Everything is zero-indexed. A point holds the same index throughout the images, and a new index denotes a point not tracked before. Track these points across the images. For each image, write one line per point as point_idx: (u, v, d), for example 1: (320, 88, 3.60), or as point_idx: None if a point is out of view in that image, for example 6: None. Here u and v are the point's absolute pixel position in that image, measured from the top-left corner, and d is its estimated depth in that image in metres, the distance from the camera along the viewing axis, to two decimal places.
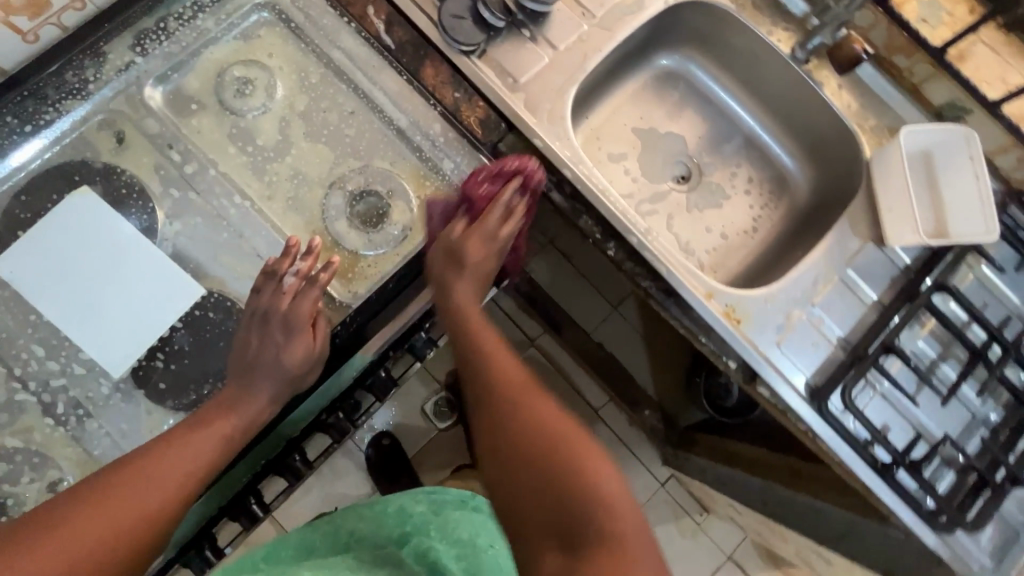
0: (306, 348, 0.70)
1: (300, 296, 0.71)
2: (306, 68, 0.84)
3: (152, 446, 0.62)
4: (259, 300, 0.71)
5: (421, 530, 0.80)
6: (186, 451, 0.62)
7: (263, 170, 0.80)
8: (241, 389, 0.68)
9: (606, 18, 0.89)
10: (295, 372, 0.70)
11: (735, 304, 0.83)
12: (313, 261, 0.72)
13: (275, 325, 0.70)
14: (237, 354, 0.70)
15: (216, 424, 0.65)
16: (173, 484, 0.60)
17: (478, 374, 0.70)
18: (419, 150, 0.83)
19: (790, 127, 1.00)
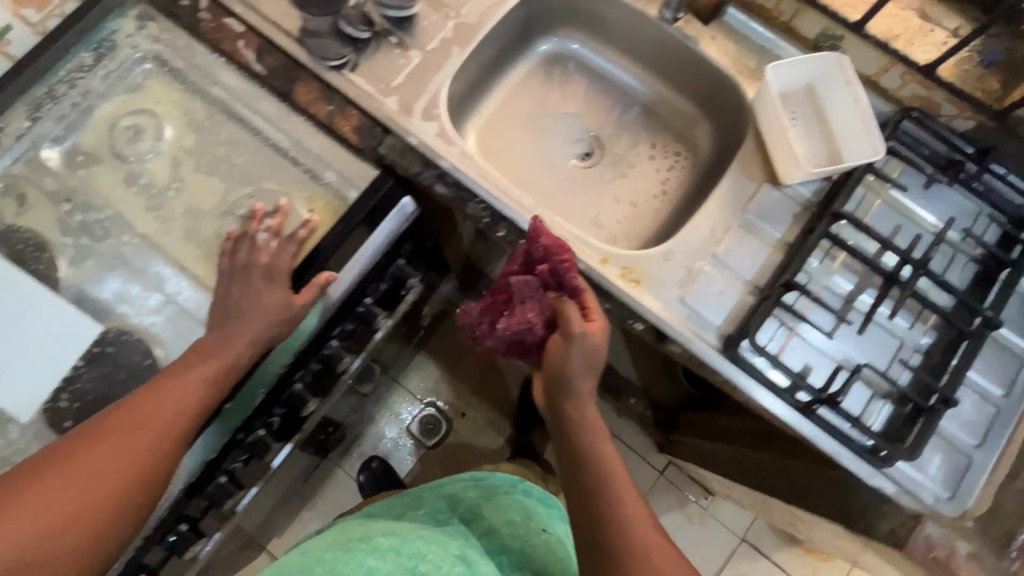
0: (279, 301, 0.74)
1: (279, 252, 0.76)
2: (190, 106, 0.88)
3: (138, 396, 0.66)
4: (235, 259, 0.76)
5: (476, 513, 0.96)
6: (167, 400, 0.66)
7: (159, 208, 0.85)
8: (214, 341, 0.71)
9: (469, 14, 0.92)
10: (274, 318, 0.73)
11: (632, 264, 0.82)
12: (281, 219, 0.79)
13: (257, 275, 0.74)
14: (220, 302, 0.74)
15: (198, 370, 0.68)
16: (173, 407, 0.66)
17: (606, 526, 0.63)
18: (303, 166, 0.85)
19: (681, 85, 1.01)
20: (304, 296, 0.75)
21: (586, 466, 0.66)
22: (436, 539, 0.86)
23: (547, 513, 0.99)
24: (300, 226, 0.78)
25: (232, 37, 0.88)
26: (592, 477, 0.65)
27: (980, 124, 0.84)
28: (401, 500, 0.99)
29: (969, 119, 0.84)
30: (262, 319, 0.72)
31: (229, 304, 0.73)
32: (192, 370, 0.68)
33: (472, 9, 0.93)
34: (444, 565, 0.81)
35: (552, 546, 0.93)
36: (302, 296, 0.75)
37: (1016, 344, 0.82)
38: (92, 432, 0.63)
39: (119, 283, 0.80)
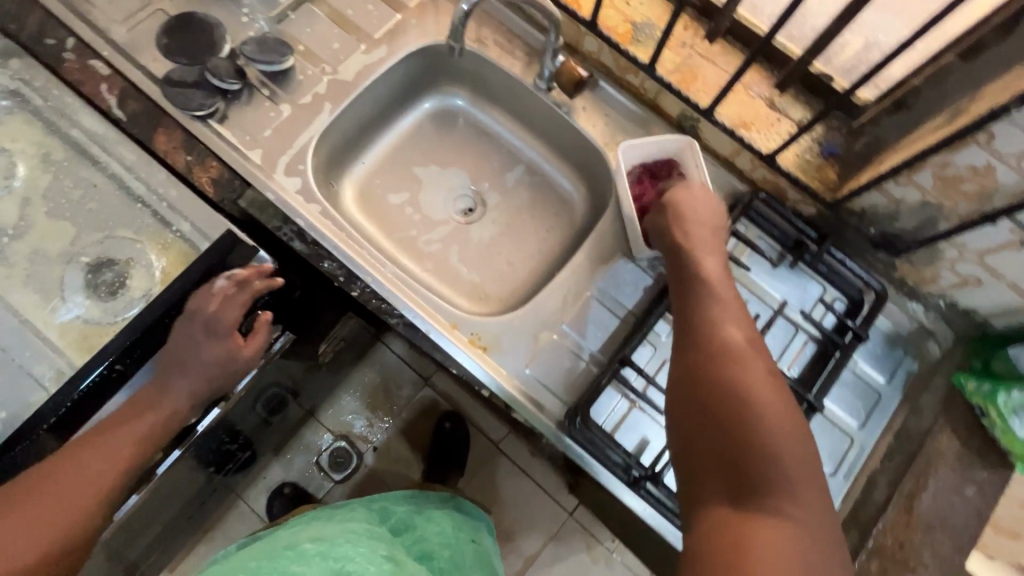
0: (223, 350, 0.72)
1: (228, 302, 0.73)
2: (48, 146, 0.86)
3: (85, 445, 0.66)
4: (192, 308, 0.72)
5: (407, 522, 0.95)
6: (105, 452, 0.65)
7: (3, 251, 0.83)
8: (163, 387, 0.70)
9: (346, 70, 0.93)
10: (216, 369, 0.72)
11: (481, 331, 0.84)
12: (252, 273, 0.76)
13: (196, 328, 0.72)
14: (171, 347, 0.71)
15: (144, 419, 0.67)
16: (122, 452, 0.66)
17: (697, 333, 0.64)
18: (158, 214, 0.83)
19: (560, 149, 1.04)
20: (250, 346, 0.76)
21: (699, 337, 0.63)
22: (363, 541, 0.82)
23: (477, 528, 1.02)
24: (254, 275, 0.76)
25: (95, 80, 0.87)
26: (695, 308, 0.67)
27: (821, 211, 0.88)
28: (329, 514, 0.92)
29: (812, 206, 0.88)
30: (203, 375, 0.71)
31: (177, 355, 0.70)
32: (141, 419, 0.67)
33: (349, 65, 0.94)
34: (370, 567, 0.77)
35: (482, 555, 0.95)
36: (249, 346, 0.76)
37: (846, 424, 0.86)
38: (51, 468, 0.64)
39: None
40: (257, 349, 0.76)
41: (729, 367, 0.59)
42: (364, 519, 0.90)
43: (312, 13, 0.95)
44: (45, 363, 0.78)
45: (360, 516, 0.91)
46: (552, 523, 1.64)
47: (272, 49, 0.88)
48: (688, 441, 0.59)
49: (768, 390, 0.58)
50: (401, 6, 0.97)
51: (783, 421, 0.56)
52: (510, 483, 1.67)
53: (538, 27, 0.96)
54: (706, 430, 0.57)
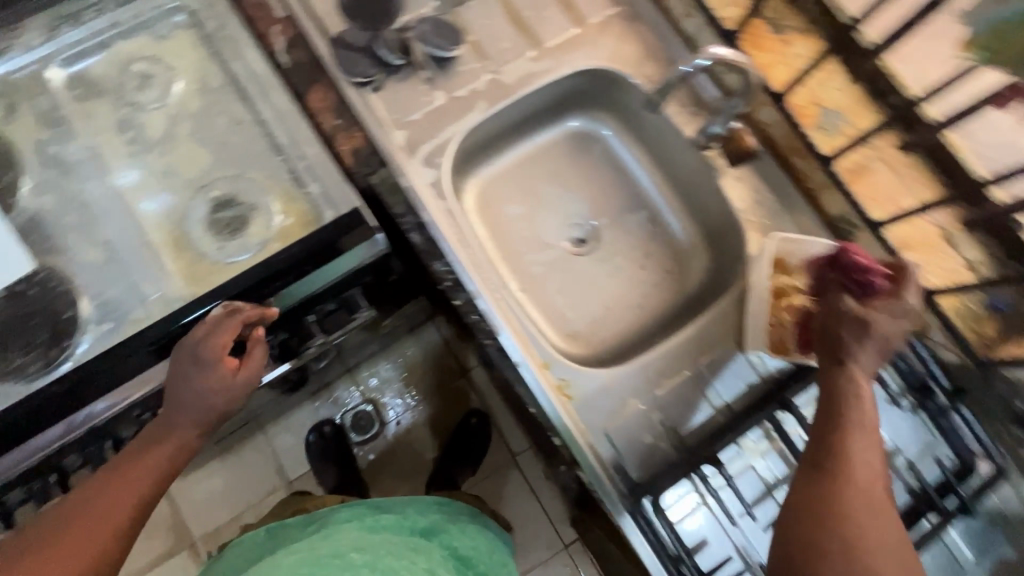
0: (224, 377, 0.70)
1: (217, 328, 0.69)
2: (208, 73, 0.87)
3: (95, 487, 0.65)
4: (186, 339, 0.70)
5: (441, 528, 0.97)
6: (128, 485, 0.66)
7: (142, 163, 0.84)
8: (167, 420, 0.70)
9: (509, 75, 0.90)
10: (215, 399, 0.70)
11: (570, 379, 0.80)
12: (249, 304, 0.74)
13: (187, 359, 0.69)
14: (170, 378, 0.70)
15: (158, 452, 0.69)
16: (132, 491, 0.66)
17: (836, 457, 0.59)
18: (293, 170, 0.84)
19: (693, 209, 0.98)
20: (244, 370, 0.72)
21: (841, 466, 0.59)
22: (402, 553, 0.87)
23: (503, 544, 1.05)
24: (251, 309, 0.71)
25: (268, 19, 0.86)
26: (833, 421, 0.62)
27: (964, 363, 0.80)
28: (359, 506, 0.96)
29: (955, 355, 0.80)
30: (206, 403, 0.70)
31: (178, 384, 0.69)
32: (154, 452, 0.68)
33: (513, 67, 0.90)
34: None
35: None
36: (244, 369, 0.72)
37: None
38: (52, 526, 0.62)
39: (76, 225, 0.80)
40: (254, 369, 0.73)
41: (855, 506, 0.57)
42: (395, 515, 0.95)
43: (491, 4, 0.91)
44: (154, 281, 0.80)
45: (390, 511, 0.96)
46: (544, 552, 1.61)
47: (446, 35, 0.87)
48: (790, 567, 0.57)
49: (886, 543, 0.56)
50: (580, 21, 0.93)
51: (892, 571, 0.55)
52: (516, 500, 1.64)
53: (716, 80, 0.90)
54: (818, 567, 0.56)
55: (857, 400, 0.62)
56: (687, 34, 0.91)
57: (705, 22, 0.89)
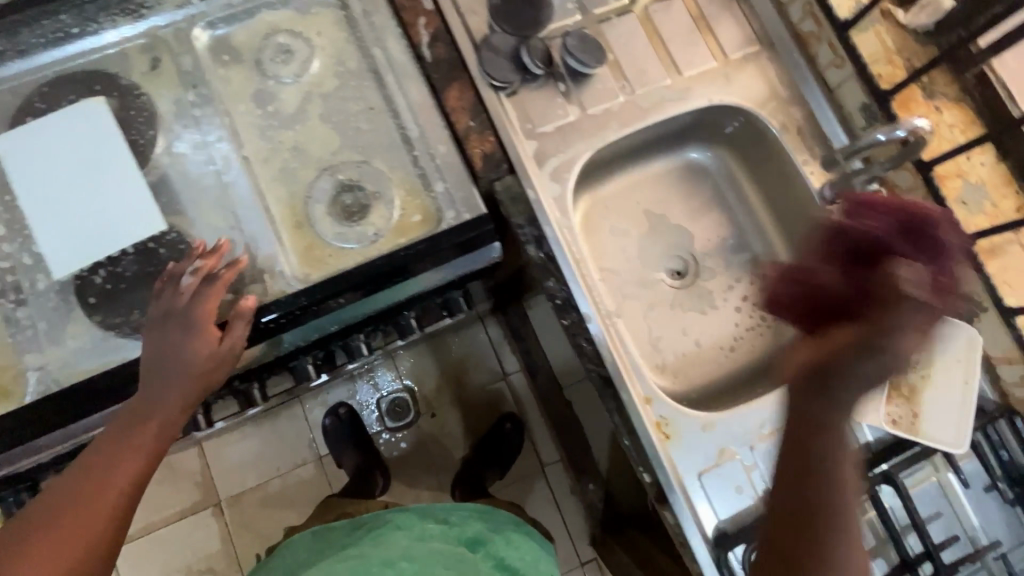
0: (208, 348, 0.69)
1: (198, 295, 0.70)
2: (345, 56, 0.87)
3: (69, 482, 0.61)
4: (159, 303, 0.70)
5: (486, 538, 0.94)
6: (113, 467, 0.62)
7: (271, 136, 0.83)
8: (148, 398, 0.67)
9: (643, 99, 0.89)
10: (198, 368, 0.68)
11: (670, 418, 0.79)
12: (215, 261, 0.73)
13: (172, 325, 0.69)
14: (147, 353, 0.68)
15: (145, 432, 0.65)
16: (116, 474, 0.62)
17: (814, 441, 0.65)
18: (419, 166, 0.83)
19: (801, 261, 0.96)
20: (230, 339, 0.70)
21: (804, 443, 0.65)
22: (446, 564, 0.86)
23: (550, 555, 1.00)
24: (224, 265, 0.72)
25: (415, 9, 0.85)
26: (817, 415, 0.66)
27: None
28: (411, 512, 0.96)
29: None
30: (192, 374, 0.68)
31: (158, 358, 0.67)
32: (138, 433, 0.64)
33: (649, 92, 0.89)
34: None
35: None
36: (229, 338, 0.70)
37: None
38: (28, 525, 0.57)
39: (200, 189, 0.79)
40: (239, 339, 0.71)
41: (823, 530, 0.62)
42: (440, 524, 0.94)
43: (635, 28, 0.90)
44: (272, 256, 0.80)
45: (436, 519, 0.95)
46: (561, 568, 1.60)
47: (592, 50, 0.85)
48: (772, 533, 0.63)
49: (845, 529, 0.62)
50: (722, 56, 0.91)
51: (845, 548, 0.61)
52: (541, 512, 1.62)
53: (852, 136, 0.89)
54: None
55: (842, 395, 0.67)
56: (830, 84, 0.89)
57: (853, 74, 0.85)
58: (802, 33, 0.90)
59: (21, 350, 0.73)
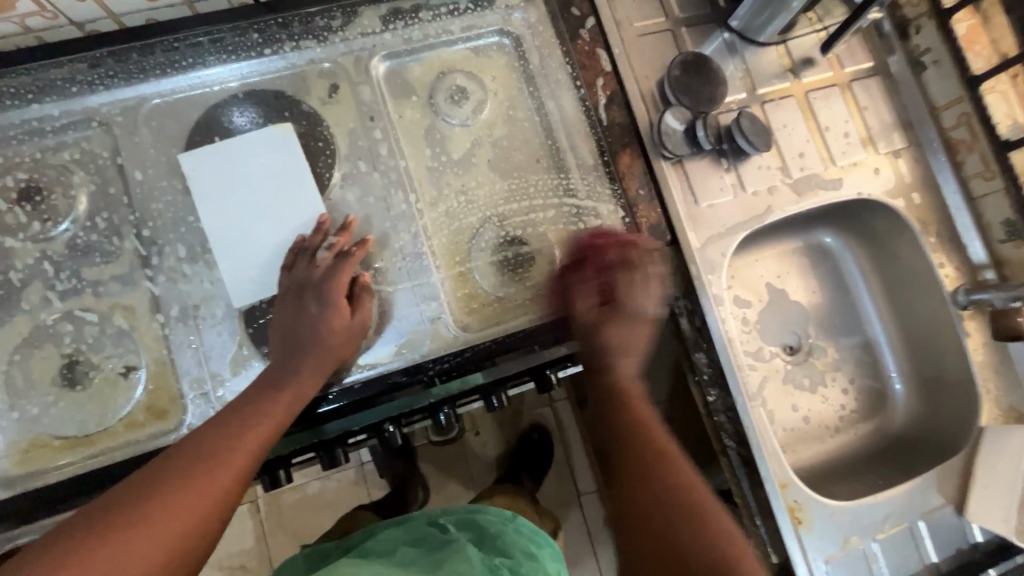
0: (343, 324, 0.72)
1: (333, 269, 0.72)
2: (518, 104, 0.86)
3: (208, 433, 0.63)
4: (294, 277, 0.72)
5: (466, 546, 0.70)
6: (256, 423, 0.65)
7: (440, 177, 0.82)
8: (284, 368, 0.69)
9: (798, 184, 0.90)
10: (332, 343, 0.71)
11: (802, 503, 0.81)
12: (346, 238, 0.74)
13: (292, 295, 0.72)
14: (278, 330, 0.71)
15: (279, 400, 0.67)
16: (257, 427, 0.65)
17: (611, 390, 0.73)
18: (584, 226, 0.83)
19: (914, 355, 1.01)
20: (358, 314, 0.73)
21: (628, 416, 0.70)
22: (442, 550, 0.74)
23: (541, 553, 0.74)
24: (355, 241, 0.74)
25: (594, 70, 0.86)
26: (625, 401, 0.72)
27: None
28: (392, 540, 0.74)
29: None
30: (321, 348, 0.70)
31: (291, 334, 0.70)
32: (271, 400, 0.67)
33: (804, 176, 0.91)
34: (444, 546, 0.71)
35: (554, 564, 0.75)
36: (360, 312, 0.74)
37: None
38: (169, 469, 0.58)
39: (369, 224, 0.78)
40: (366, 314, 0.74)
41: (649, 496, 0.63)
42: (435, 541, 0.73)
43: (796, 113, 0.92)
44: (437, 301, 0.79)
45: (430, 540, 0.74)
46: None
47: (762, 133, 0.86)
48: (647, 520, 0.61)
49: (668, 485, 0.63)
50: (872, 150, 0.94)
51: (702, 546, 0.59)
52: None
53: (987, 247, 0.92)
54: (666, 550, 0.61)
55: (624, 350, 0.75)
56: (973, 194, 0.93)
57: (1001, 190, 0.89)
58: (952, 140, 0.93)
59: (184, 374, 0.72)
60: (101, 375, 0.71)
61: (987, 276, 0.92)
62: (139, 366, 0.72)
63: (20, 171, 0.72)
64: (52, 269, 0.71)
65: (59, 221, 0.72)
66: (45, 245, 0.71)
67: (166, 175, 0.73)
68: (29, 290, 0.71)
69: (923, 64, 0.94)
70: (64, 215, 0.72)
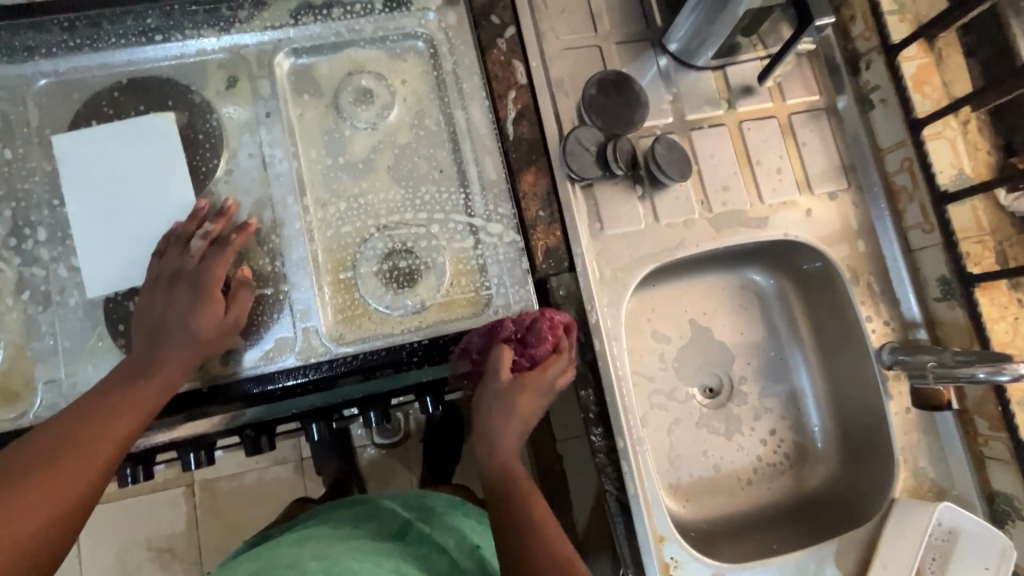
0: (214, 319, 0.68)
1: (209, 258, 0.70)
2: (425, 109, 0.82)
3: (73, 415, 0.59)
4: (163, 268, 0.70)
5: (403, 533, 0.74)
6: (127, 403, 0.62)
7: (331, 180, 0.78)
8: (148, 356, 0.65)
9: (719, 219, 0.85)
10: (204, 335, 0.68)
11: (679, 561, 0.76)
12: (223, 225, 0.73)
13: (163, 284, 0.69)
14: (143, 318, 0.68)
15: (148, 386, 0.64)
16: (129, 406, 0.62)
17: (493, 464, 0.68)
18: (477, 245, 0.79)
19: (839, 411, 0.94)
20: (234, 309, 0.70)
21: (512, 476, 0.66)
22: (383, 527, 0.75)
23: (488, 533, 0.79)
24: (236, 232, 0.72)
25: (508, 83, 0.82)
26: (501, 472, 0.67)
27: None
28: (327, 542, 0.68)
29: None
30: (192, 337, 0.67)
31: (156, 320, 0.67)
32: (137, 387, 0.63)
33: (727, 211, 0.85)
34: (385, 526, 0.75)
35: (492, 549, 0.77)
36: (235, 308, 0.70)
37: None
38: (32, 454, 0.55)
39: (245, 216, 0.75)
40: (243, 309, 0.71)
41: (533, 532, 0.61)
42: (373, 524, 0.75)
43: (726, 144, 0.87)
44: (311, 309, 0.75)
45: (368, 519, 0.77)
46: None
47: (679, 163, 0.81)
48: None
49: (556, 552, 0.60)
50: (808, 189, 0.88)
51: None
52: None
53: (922, 303, 0.86)
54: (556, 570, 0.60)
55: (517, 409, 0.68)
56: (912, 245, 0.87)
57: (938, 244, 0.83)
58: (894, 186, 0.87)
59: (35, 360, 0.70)
60: None
61: (918, 335, 0.86)
62: None
63: None
64: None
65: None
66: None
67: (41, 157, 0.72)
68: None
69: (871, 102, 0.88)
70: None
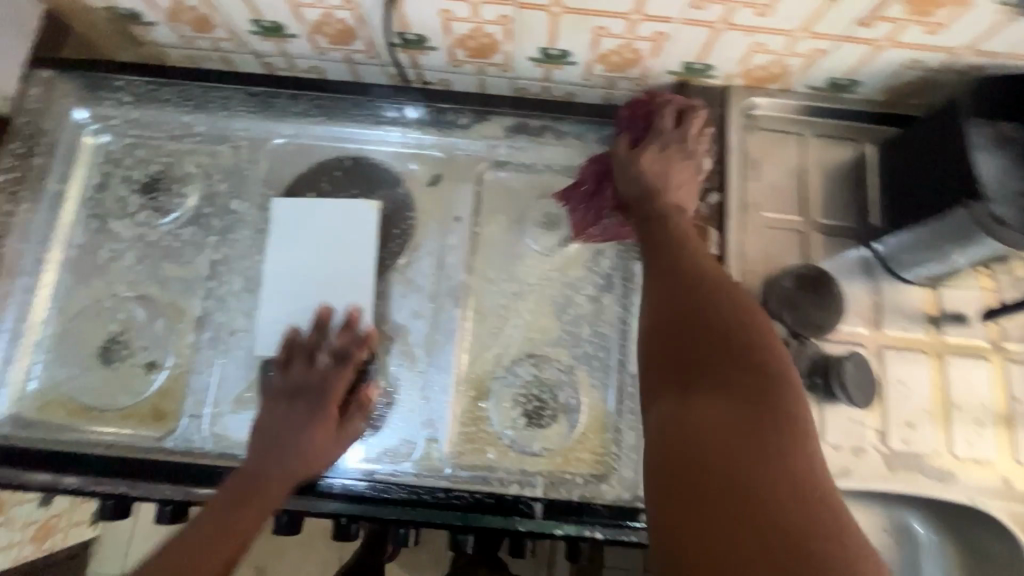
0: (325, 439, 0.69)
1: (335, 375, 0.72)
2: (606, 249, 0.80)
3: (204, 519, 0.63)
4: (291, 375, 0.71)
5: None
6: (246, 508, 0.64)
7: (497, 297, 0.78)
8: (261, 468, 0.67)
9: (894, 457, 0.75)
10: (316, 455, 0.69)
11: None
12: (350, 337, 0.73)
13: (283, 395, 0.71)
14: (261, 427, 0.69)
15: (265, 492, 0.66)
16: (250, 511, 0.64)
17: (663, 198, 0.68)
18: (621, 407, 0.75)
19: None
20: (346, 430, 0.70)
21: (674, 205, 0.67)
22: None
23: None
24: (363, 349, 0.73)
25: None
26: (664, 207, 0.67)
27: None
28: None
29: None
30: (302, 453, 0.68)
31: (272, 436, 0.68)
32: (256, 492, 0.65)
33: (906, 450, 0.75)
34: None
35: None
36: (346, 430, 0.71)
37: None
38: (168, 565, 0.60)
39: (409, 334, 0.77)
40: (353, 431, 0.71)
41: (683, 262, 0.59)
42: None
43: (922, 375, 0.77)
44: (441, 421, 0.74)
45: None
46: None
47: (867, 388, 0.72)
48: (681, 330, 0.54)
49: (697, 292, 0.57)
50: (1011, 452, 0.75)
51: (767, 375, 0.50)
52: None
53: None
54: (691, 380, 0.51)
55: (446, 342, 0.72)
56: None
57: None
58: None
59: (191, 391, 0.74)
60: (129, 362, 0.75)
61: None
62: (161, 365, 0.75)
63: (152, 165, 0.81)
64: (139, 253, 0.78)
65: (166, 215, 0.79)
66: (147, 230, 0.79)
67: (260, 211, 0.79)
68: (114, 264, 0.78)
69: None
70: (172, 211, 0.79)
